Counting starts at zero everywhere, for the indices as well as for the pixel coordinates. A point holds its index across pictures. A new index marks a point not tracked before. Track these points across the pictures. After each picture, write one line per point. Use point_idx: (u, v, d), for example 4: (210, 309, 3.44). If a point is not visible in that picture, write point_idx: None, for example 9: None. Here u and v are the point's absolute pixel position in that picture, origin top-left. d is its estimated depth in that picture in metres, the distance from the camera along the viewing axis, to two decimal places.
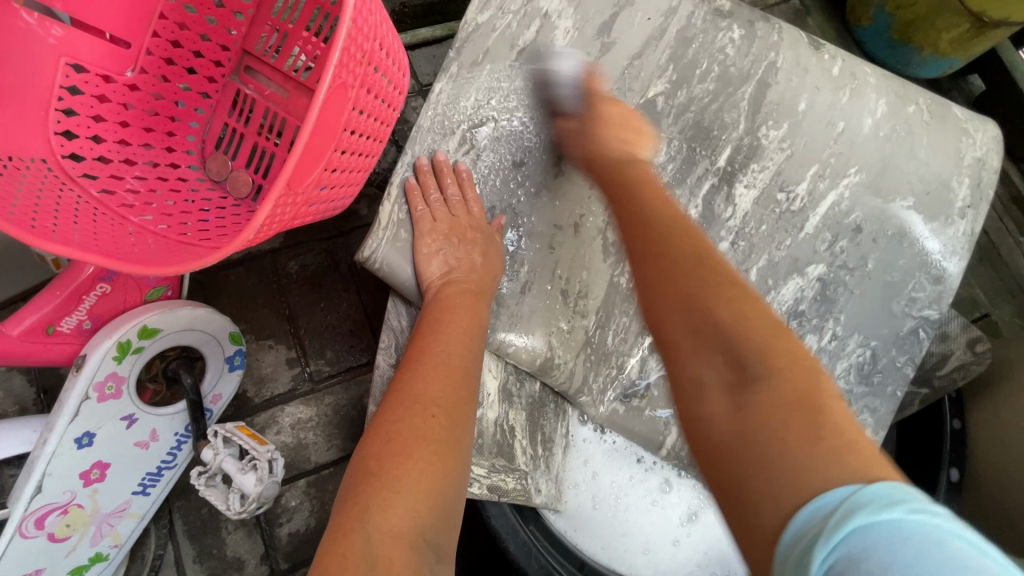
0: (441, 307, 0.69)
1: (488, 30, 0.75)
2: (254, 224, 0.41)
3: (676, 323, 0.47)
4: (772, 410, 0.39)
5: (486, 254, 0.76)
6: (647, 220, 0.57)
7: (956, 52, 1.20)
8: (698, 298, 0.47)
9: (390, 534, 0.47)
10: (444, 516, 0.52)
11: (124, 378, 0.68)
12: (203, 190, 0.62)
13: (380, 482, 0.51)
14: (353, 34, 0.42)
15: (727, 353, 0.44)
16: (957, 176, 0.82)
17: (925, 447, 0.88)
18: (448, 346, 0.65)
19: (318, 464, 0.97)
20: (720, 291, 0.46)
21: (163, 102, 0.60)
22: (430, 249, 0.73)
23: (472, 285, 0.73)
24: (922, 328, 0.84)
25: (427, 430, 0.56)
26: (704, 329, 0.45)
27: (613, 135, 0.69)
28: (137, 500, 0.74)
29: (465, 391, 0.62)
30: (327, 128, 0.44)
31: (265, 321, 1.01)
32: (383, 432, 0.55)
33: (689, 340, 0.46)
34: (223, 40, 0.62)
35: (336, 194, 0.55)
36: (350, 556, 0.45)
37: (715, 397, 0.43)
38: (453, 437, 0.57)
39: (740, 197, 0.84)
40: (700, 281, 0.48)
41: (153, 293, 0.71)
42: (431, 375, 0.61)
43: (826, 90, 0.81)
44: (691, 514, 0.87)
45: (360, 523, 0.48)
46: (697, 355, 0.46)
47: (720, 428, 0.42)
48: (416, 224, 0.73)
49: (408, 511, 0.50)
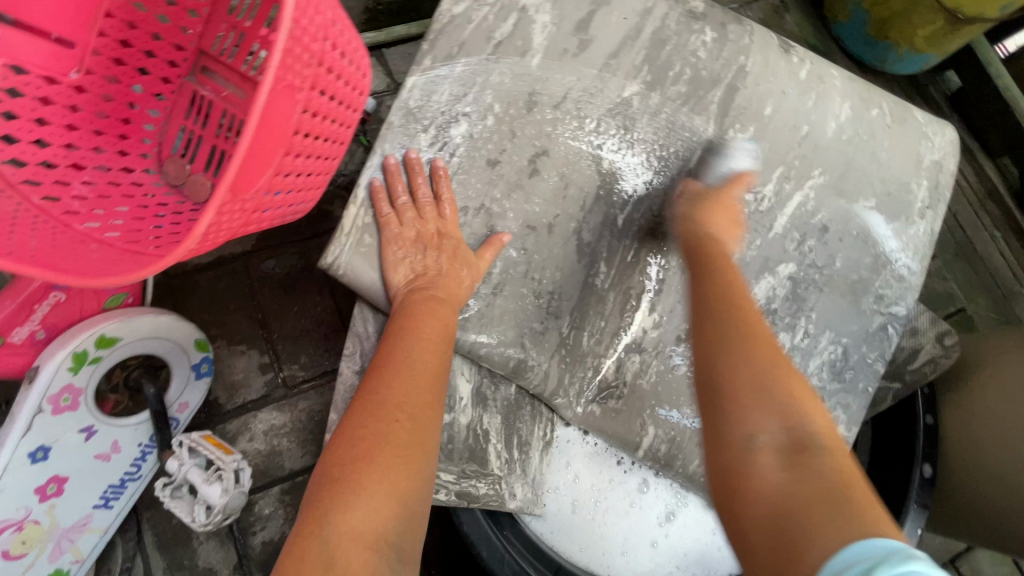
0: (409, 309, 0.67)
1: (464, 23, 0.74)
2: (197, 232, 0.39)
3: (746, 379, 0.49)
4: (833, 475, 0.42)
5: (455, 259, 0.72)
6: (724, 287, 0.60)
7: (933, 48, 1.20)
8: (776, 368, 0.50)
9: (349, 537, 0.47)
10: (408, 522, 0.51)
11: (81, 389, 0.66)
12: (159, 195, 0.59)
13: (341, 487, 0.50)
14: (296, 34, 0.40)
15: (784, 416, 0.47)
16: (916, 179, 0.85)
17: (899, 443, 0.89)
18: (415, 348, 0.63)
19: (292, 470, 0.96)
20: (786, 370, 0.50)
21: (114, 104, 0.58)
22: (399, 254, 0.71)
23: (442, 292, 0.70)
24: (890, 324, 0.85)
25: (390, 436, 0.55)
26: (772, 390, 0.48)
27: (721, 219, 0.70)
28: (99, 514, 0.73)
29: (432, 394, 0.61)
30: (274, 131, 0.42)
31: (237, 326, 0.99)
32: (346, 439, 0.54)
33: (752, 397, 0.48)
34: (178, 40, 0.61)
35: (294, 198, 0.53)
36: (309, 560, 0.46)
37: (767, 453, 0.45)
38: (416, 441, 0.55)
39: None
40: (769, 351, 0.52)
41: (111, 301, 0.69)
42: (397, 379, 0.60)
43: (792, 94, 0.82)
44: (669, 515, 0.85)
45: (320, 527, 0.48)
46: (763, 412, 0.47)
47: (771, 479, 0.43)
48: (383, 229, 0.71)
49: (371, 515, 0.49)
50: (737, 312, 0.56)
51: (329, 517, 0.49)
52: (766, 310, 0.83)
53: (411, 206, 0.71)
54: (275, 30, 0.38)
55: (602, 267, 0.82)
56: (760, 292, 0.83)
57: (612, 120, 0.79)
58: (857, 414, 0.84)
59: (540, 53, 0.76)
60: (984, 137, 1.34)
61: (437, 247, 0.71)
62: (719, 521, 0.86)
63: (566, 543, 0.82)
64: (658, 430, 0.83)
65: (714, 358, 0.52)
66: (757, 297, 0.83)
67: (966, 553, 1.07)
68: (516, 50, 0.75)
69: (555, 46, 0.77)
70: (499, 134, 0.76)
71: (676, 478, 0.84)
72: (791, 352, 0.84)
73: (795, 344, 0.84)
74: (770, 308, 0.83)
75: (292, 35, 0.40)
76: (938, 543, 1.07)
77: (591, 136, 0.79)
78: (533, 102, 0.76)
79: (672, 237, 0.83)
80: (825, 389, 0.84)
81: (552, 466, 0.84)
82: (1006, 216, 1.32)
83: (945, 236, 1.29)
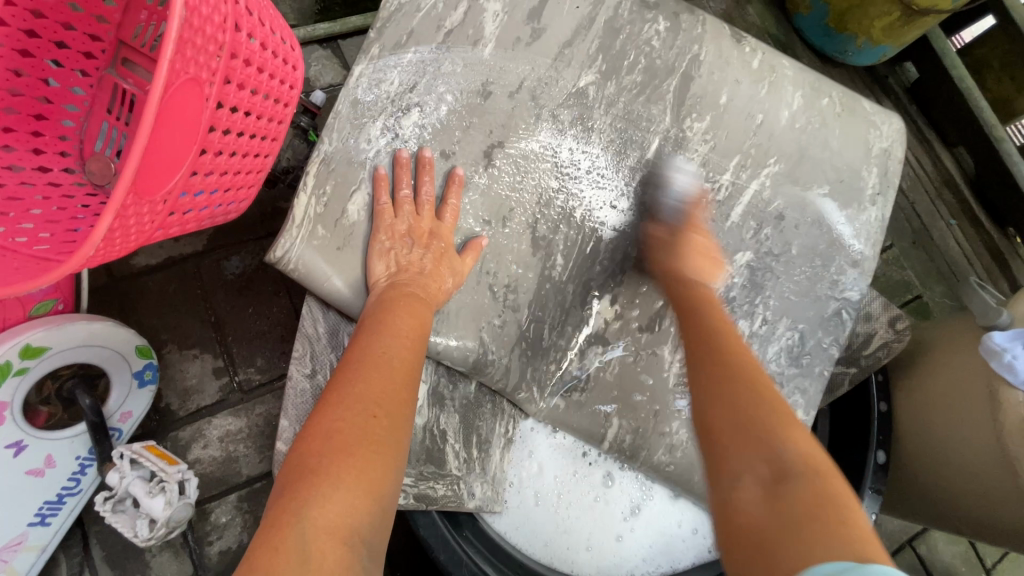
0: (384, 306, 0.63)
1: (412, 10, 0.72)
2: (93, 240, 0.37)
3: (729, 426, 0.53)
4: (807, 497, 0.44)
5: (441, 261, 0.70)
6: (724, 332, 0.65)
7: (888, 40, 1.21)
8: (750, 408, 0.54)
9: (326, 530, 0.43)
10: (383, 518, 0.47)
11: (6, 403, 0.63)
12: (80, 196, 0.55)
13: (317, 477, 0.45)
14: (195, 23, 0.37)
15: (762, 451, 0.50)
16: (867, 167, 0.85)
17: (856, 428, 0.91)
18: (392, 344, 0.59)
19: (249, 476, 0.93)
20: (762, 406, 0.54)
21: (23, 99, 0.54)
22: (387, 244, 0.68)
23: (423, 291, 0.67)
24: (845, 309, 0.85)
25: (368, 430, 0.50)
26: (751, 430, 0.52)
27: (693, 263, 0.75)
28: (35, 532, 0.69)
29: (407, 390, 0.56)
30: (183, 129, 0.40)
31: (188, 330, 0.96)
32: (321, 430, 0.49)
33: (736, 442, 0.52)
34: (93, 30, 0.57)
35: (222, 198, 0.50)
36: (281, 552, 0.41)
37: (747, 491, 0.48)
38: (394, 438, 0.51)
39: None
40: (754, 400, 0.54)
41: (39, 308, 0.66)
42: (372, 371, 0.55)
43: (745, 82, 0.81)
44: (634, 508, 0.84)
45: (294, 517, 0.43)
46: (742, 449, 0.51)
47: (752, 513, 0.46)
48: (376, 217, 0.68)
49: (346, 509, 0.45)
50: (726, 358, 0.61)
51: (300, 509, 0.43)
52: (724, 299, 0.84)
53: (410, 199, 0.70)
54: (169, 20, 0.35)
55: (559, 259, 0.80)
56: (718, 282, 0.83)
57: (569, 109, 0.77)
58: (815, 398, 0.83)
59: (493, 43, 0.74)
60: (942, 127, 1.37)
61: (426, 244, 0.69)
62: (686, 511, 0.86)
63: (528, 540, 0.82)
64: (623, 420, 0.82)
65: (707, 411, 0.56)
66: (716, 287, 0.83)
67: (922, 532, 1.11)
68: (467, 38, 0.73)
69: (507, 35, 0.75)
70: (452, 125, 0.73)
71: (641, 469, 0.83)
72: (751, 340, 0.84)
73: (753, 331, 0.84)
74: (731, 296, 0.84)
75: (191, 24, 0.37)
76: (896, 524, 1.10)
77: (547, 125, 0.77)
78: (487, 91, 0.74)
79: (633, 228, 0.82)
80: (784, 374, 0.84)
81: (513, 459, 0.84)
82: (959, 204, 1.35)
83: (902, 224, 1.31)
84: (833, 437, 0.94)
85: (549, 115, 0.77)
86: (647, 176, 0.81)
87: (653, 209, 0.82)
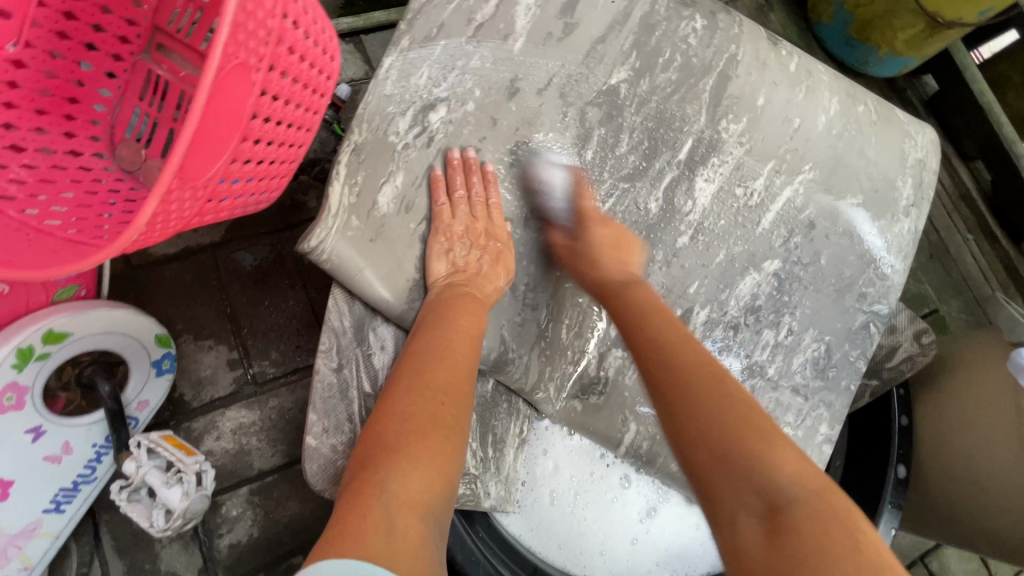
0: (443, 303, 0.66)
1: (444, 3, 0.71)
2: (137, 224, 0.37)
3: (710, 461, 0.48)
4: (808, 528, 0.41)
5: (497, 262, 0.73)
6: (670, 345, 0.59)
7: (911, 52, 1.21)
8: (725, 432, 0.49)
9: (408, 503, 0.46)
10: (451, 498, 0.51)
11: (27, 387, 0.62)
12: (110, 181, 0.55)
13: (397, 454, 0.49)
14: (248, 9, 0.37)
15: (749, 481, 0.45)
16: (902, 176, 0.84)
17: (875, 442, 0.89)
18: (454, 337, 0.62)
19: (261, 470, 0.92)
20: (733, 426, 0.49)
21: (59, 82, 0.53)
22: (445, 246, 0.70)
23: (477, 292, 0.70)
24: (872, 322, 0.84)
25: (439, 415, 0.54)
26: (730, 459, 0.47)
27: (610, 258, 0.71)
28: (49, 519, 0.68)
29: (469, 382, 0.60)
30: (228, 114, 0.39)
31: (204, 320, 0.95)
32: (397, 413, 0.53)
33: (718, 478, 0.47)
34: (130, 15, 0.57)
35: (255, 186, 0.50)
36: (368, 518, 0.43)
37: (750, 528, 0.43)
38: (460, 423, 0.55)
39: (700, 190, 0.81)
40: (719, 423, 0.50)
41: (62, 293, 0.65)
42: (438, 363, 0.59)
43: (783, 85, 0.80)
44: (650, 511, 0.84)
45: (377, 488, 0.46)
46: (730, 482, 0.46)
47: (759, 562, 0.41)
48: (435, 221, 0.70)
49: (424, 485, 0.48)
50: (693, 375, 0.55)
51: (383, 482, 0.47)
52: (751, 307, 0.83)
53: (466, 200, 0.70)
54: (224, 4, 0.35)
55: None
56: (746, 288, 0.82)
57: (597, 107, 0.77)
58: (841, 411, 0.82)
59: (523, 38, 0.73)
60: (959, 141, 1.35)
61: (482, 245, 0.72)
62: (701, 517, 0.85)
63: (541, 543, 0.80)
64: (641, 426, 0.82)
65: (681, 443, 0.51)
66: (741, 294, 0.82)
67: (934, 549, 1.09)
68: (499, 32, 0.72)
69: (538, 30, 0.74)
70: (479, 122, 0.72)
71: (658, 475, 0.83)
72: (776, 350, 0.83)
73: (779, 341, 0.83)
74: (756, 304, 0.83)
75: (245, 9, 0.37)
76: (908, 541, 1.08)
77: (573, 123, 0.76)
78: (515, 88, 0.73)
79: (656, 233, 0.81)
80: (809, 386, 0.83)
81: (530, 457, 0.82)
82: (976, 218, 1.34)
83: (922, 237, 1.30)
84: (852, 449, 0.92)
85: (576, 113, 0.76)
86: (675, 178, 0.81)
87: (682, 210, 0.81)
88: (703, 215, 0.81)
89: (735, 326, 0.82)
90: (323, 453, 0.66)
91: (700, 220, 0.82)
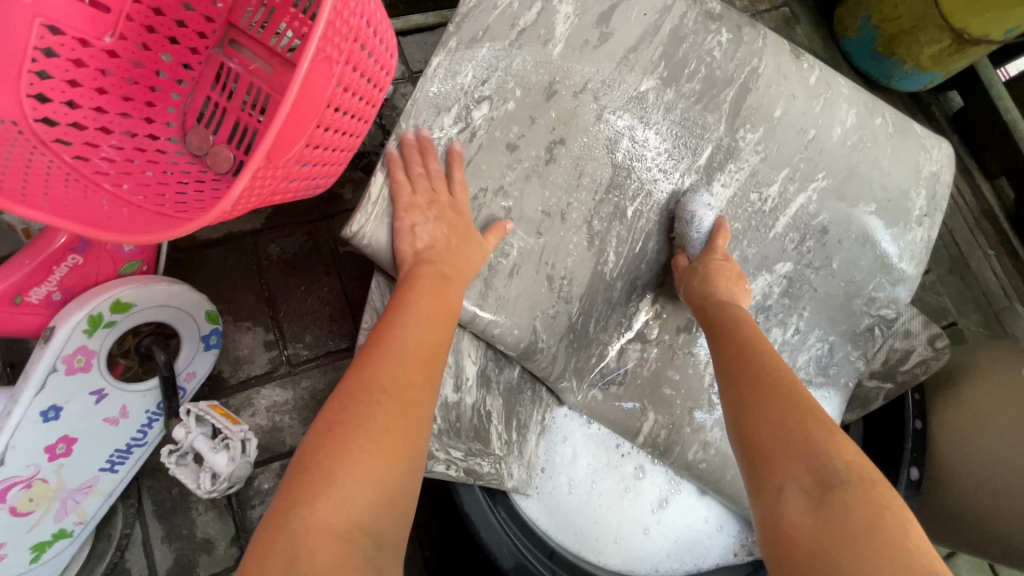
0: (405, 296, 0.64)
1: (490, 8, 0.74)
2: (231, 196, 0.41)
3: (771, 439, 0.53)
4: (858, 508, 0.45)
5: (463, 236, 0.70)
6: (751, 347, 0.66)
7: (937, 67, 1.22)
8: (794, 417, 0.54)
9: (321, 525, 0.43)
10: (385, 511, 0.47)
11: (94, 352, 0.67)
12: (182, 164, 0.60)
13: (317, 470, 0.46)
14: (337, 9, 0.42)
15: (807, 461, 0.50)
16: (916, 188, 0.87)
17: (887, 443, 0.89)
18: (405, 333, 0.60)
19: (293, 447, 0.97)
20: (800, 415, 0.54)
21: (144, 71, 0.59)
22: (410, 223, 0.68)
23: (448, 269, 0.68)
24: (877, 326, 0.90)
25: (371, 418, 0.50)
26: (791, 442, 0.52)
27: (722, 282, 0.76)
28: (104, 477, 0.73)
29: (418, 377, 0.56)
30: (310, 101, 0.44)
31: (243, 302, 1.00)
32: (326, 419, 0.50)
33: (777, 453, 0.52)
34: (208, 12, 0.62)
35: (317, 172, 0.53)
36: (279, 544, 0.41)
37: (795, 499, 0.48)
38: (399, 422, 0.51)
39: (716, 195, 0.84)
40: (788, 411, 0.55)
41: (127, 268, 0.70)
42: (384, 360, 0.56)
43: (802, 98, 0.83)
44: (662, 501, 0.87)
45: (290, 512, 0.43)
46: (788, 457, 0.51)
47: (802, 525, 0.46)
48: (394, 199, 0.69)
49: (344, 501, 0.45)
50: (770, 373, 0.60)
51: (297, 504, 0.44)
52: (762, 306, 0.86)
53: (425, 178, 0.70)
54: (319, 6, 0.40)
55: (611, 256, 0.82)
56: (758, 289, 0.86)
57: (626, 113, 0.80)
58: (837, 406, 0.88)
59: (562, 44, 0.76)
60: (983, 157, 1.36)
61: (448, 218, 0.69)
62: (710, 508, 0.89)
63: (557, 527, 0.82)
64: (659, 415, 0.85)
65: (746, 421, 0.56)
66: (755, 293, 0.86)
67: (946, 559, 1.10)
68: (539, 38, 0.75)
69: (575, 37, 0.77)
70: (518, 119, 0.75)
71: (672, 466, 0.86)
72: (783, 348, 0.87)
73: (785, 339, 0.88)
74: (766, 303, 0.86)
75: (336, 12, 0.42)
76: None
77: (605, 127, 0.79)
78: (552, 91, 0.76)
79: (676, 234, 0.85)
80: (814, 382, 0.88)
81: (548, 444, 0.86)
82: (998, 234, 1.35)
83: (941, 250, 1.32)
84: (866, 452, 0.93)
85: (606, 118, 0.79)
86: (696, 181, 0.84)
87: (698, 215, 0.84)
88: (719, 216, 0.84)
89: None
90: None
91: None
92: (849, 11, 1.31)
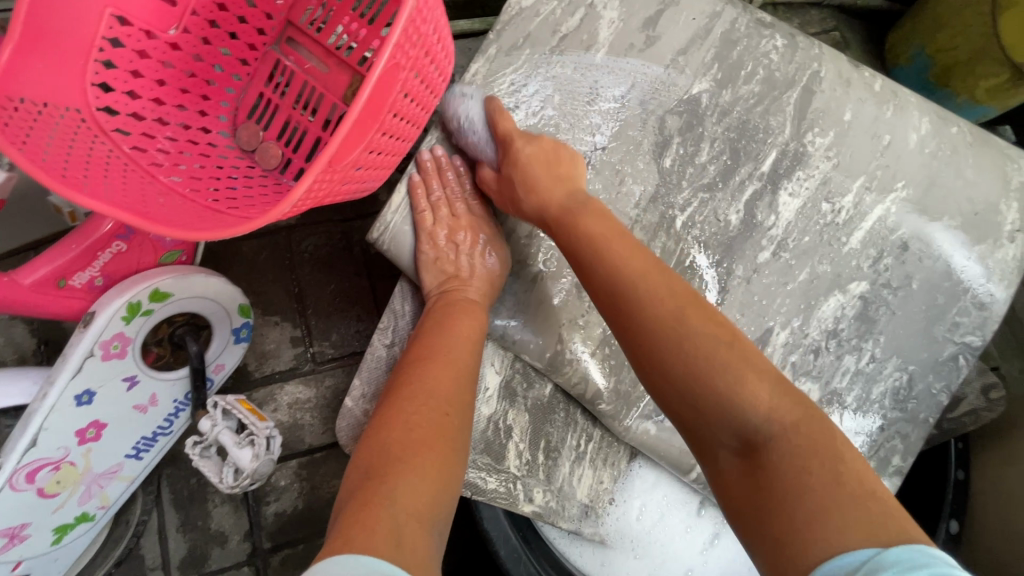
0: (449, 311, 0.66)
1: (531, 16, 0.73)
2: (292, 197, 0.43)
3: (679, 398, 0.49)
4: (786, 458, 0.42)
5: (485, 273, 0.71)
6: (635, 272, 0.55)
7: (992, 101, 1.06)
8: (694, 361, 0.48)
9: (414, 516, 0.46)
10: (450, 509, 0.51)
11: (131, 338, 0.67)
12: (232, 158, 0.62)
13: (402, 468, 0.49)
14: (410, 24, 0.45)
15: (724, 419, 0.46)
16: (1006, 201, 0.79)
17: (927, 497, 0.84)
18: (455, 344, 0.62)
19: (311, 446, 0.96)
20: (713, 358, 0.48)
21: (203, 64, 0.61)
22: (436, 251, 0.70)
23: (476, 295, 0.69)
24: (963, 354, 0.79)
25: (439, 425, 0.55)
26: (705, 399, 0.47)
27: (545, 174, 0.64)
28: (129, 464, 0.75)
29: (469, 390, 0.60)
30: (377, 107, 0.46)
31: (273, 297, 0.99)
32: (401, 420, 0.54)
33: (692, 411, 0.48)
34: (269, 9, 0.63)
35: (370, 175, 0.55)
36: (375, 527, 0.42)
37: (728, 461, 0.46)
38: (460, 432, 0.56)
39: (784, 205, 0.78)
40: (687, 356, 0.48)
41: (166, 257, 0.69)
42: (440, 371, 0.59)
43: (870, 102, 0.78)
44: (712, 540, 0.82)
45: (387, 501, 0.46)
46: (707, 421, 0.47)
47: (738, 487, 0.44)
48: (418, 220, 0.70)
49: (426, 497, 0.48)
50: (655, 308, 0.52)
51: (390, 497, 0.46)
52: (833, 331, 0.79)
53: (444, 201, 0.71)
54: (398, 18, 0.43)
55: None
56: (829, 310, 0.79)
57: (677, 116, 0.76)
58: (916, 446, 0.80)
59: (605, 48, 0.74)
60: None
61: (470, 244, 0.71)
62: None
63: (579, 550, 0.81)
64: None
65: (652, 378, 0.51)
66: (826, 315, 0.79)
67: None
68: (581, 43, 0.74)
69: (619, 43, 0.75)
70: (557, 125, 0.73)
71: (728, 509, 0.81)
72: (856, 378, 0.79)
73: (860, 368, 0.79)
74: (838, 328, 0.79)
75: (412, 27, 0.45)
76: None
77: (651, 131, 0.75)
78: (594, 96, 0.74)
79: (737, 247, 0.78)
80: (887, 417, 0.80)
81: (597, 482, 0.80)
82: None
83: None
84: (907, 489, 0.89)
85: (658, 121, 0.75)
86: (758, 190, 0.78)
87: (764, 225, 0.78)
88: (787, 229, 0.78)
89: (816, 350, 0.79)
90: (356, 414, 0.70)
91: (784, 236, 0.79)
92: (901, 38, 1.18)
